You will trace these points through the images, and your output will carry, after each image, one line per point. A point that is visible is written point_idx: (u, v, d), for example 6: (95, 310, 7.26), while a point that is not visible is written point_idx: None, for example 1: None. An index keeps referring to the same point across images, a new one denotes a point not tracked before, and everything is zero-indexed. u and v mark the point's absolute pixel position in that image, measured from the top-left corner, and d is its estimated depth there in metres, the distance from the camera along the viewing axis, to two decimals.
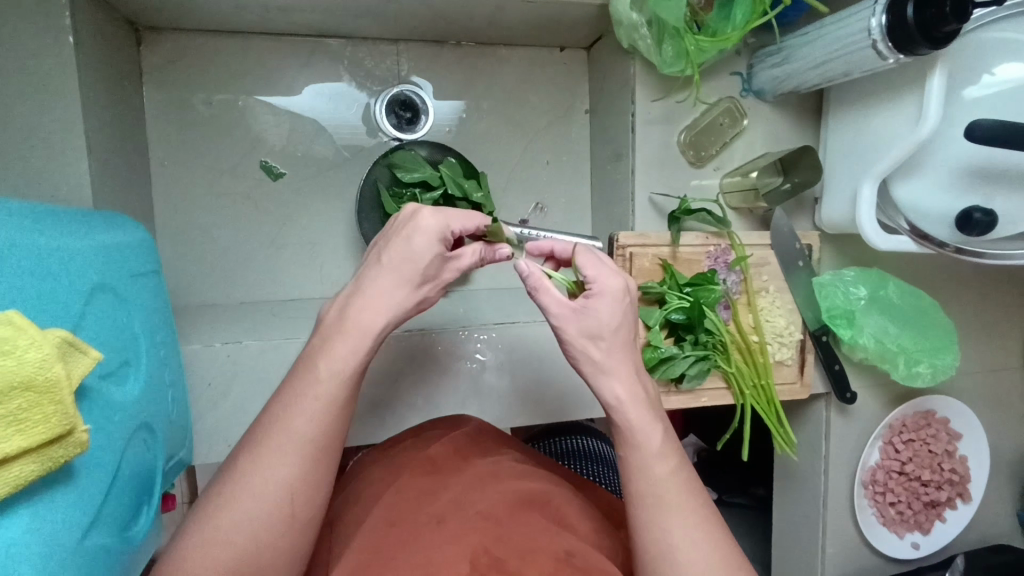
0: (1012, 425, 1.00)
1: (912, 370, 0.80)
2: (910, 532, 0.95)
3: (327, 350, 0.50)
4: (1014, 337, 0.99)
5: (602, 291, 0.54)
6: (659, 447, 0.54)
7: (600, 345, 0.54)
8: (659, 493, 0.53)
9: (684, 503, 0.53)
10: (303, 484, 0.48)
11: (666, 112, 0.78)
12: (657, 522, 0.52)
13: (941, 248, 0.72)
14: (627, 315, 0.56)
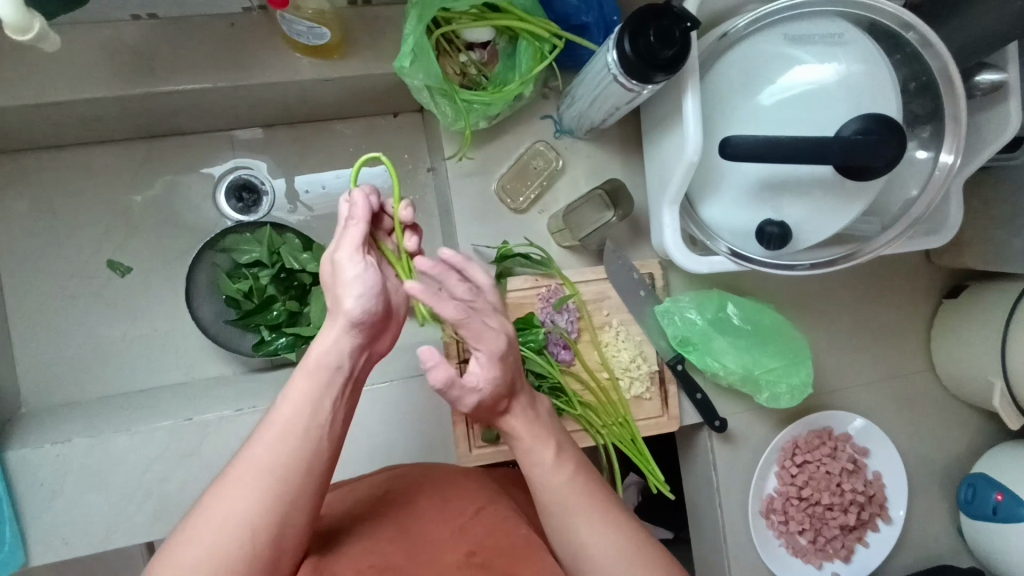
0: (934, 433, 0.93)
1: (771, 391, 0.77)
2: (830, 561, 0.88)
3: (294, 389, 0.51)
4: (915, 339, 0.93)
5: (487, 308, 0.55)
6: (551, 462, 0.59)
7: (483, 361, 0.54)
8: (562, 501, 0.58)
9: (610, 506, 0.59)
10: (270, 519, 0.47)
11: (481, 164, 0.80)
12: (569, 526, 0.58)
13: (756, 265, 0.69)
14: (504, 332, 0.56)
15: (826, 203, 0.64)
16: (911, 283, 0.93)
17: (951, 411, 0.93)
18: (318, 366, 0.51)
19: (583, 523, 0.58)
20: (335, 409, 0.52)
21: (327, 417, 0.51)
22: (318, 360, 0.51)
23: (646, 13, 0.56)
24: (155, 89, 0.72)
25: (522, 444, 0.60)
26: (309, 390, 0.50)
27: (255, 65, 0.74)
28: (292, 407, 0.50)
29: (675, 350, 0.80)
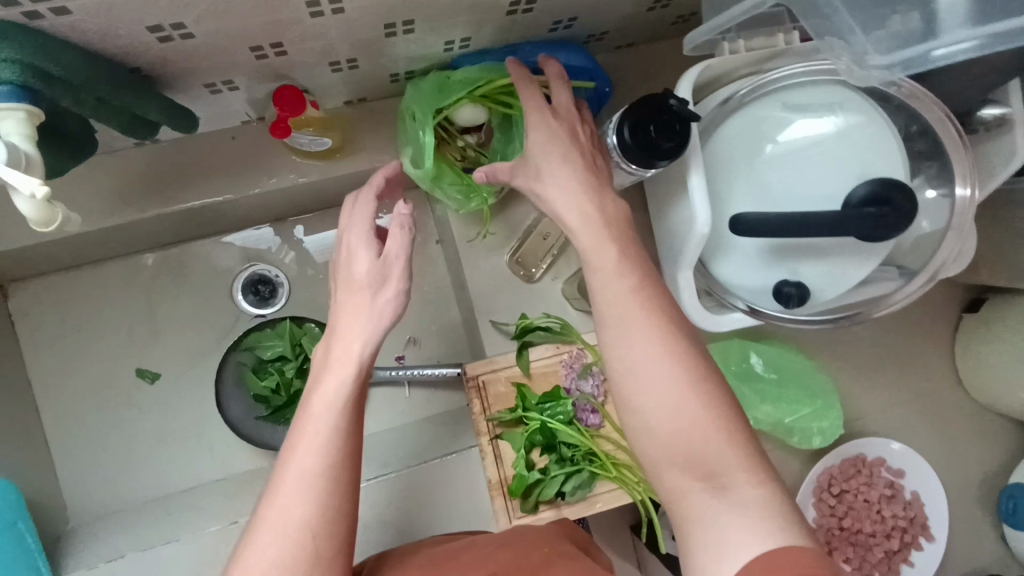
0: (967, 447, 0.93)
1: (804, 436, 0.77)
2: None
3: (320, 387, 0.53)
4: (937, 357, 0.93)
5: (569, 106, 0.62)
6: (622, 336, 0.51)
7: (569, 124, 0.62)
8: (628, 357, 0.51)
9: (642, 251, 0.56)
10: (332, 517, 0.49)
11: (489, 242, 0.84)
12: (654, 403, 0.49)
13: (776, 321, 0.70)
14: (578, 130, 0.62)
15: (841, 260, 0.65)
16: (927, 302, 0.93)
17: (981, 423, 0.93)
18: (347, 352, 0.53)
19: (642, 369, 0.50)
20: (362, 385, 0.53)
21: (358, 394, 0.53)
22: (348, 345, 0.54)
23: (644, 107, 0.57)
24: (167, 208, 0.74)
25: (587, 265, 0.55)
26: (336, 377, 0.53)
27: (261, 173, 0.75)
28: (325, 401, 0.52)
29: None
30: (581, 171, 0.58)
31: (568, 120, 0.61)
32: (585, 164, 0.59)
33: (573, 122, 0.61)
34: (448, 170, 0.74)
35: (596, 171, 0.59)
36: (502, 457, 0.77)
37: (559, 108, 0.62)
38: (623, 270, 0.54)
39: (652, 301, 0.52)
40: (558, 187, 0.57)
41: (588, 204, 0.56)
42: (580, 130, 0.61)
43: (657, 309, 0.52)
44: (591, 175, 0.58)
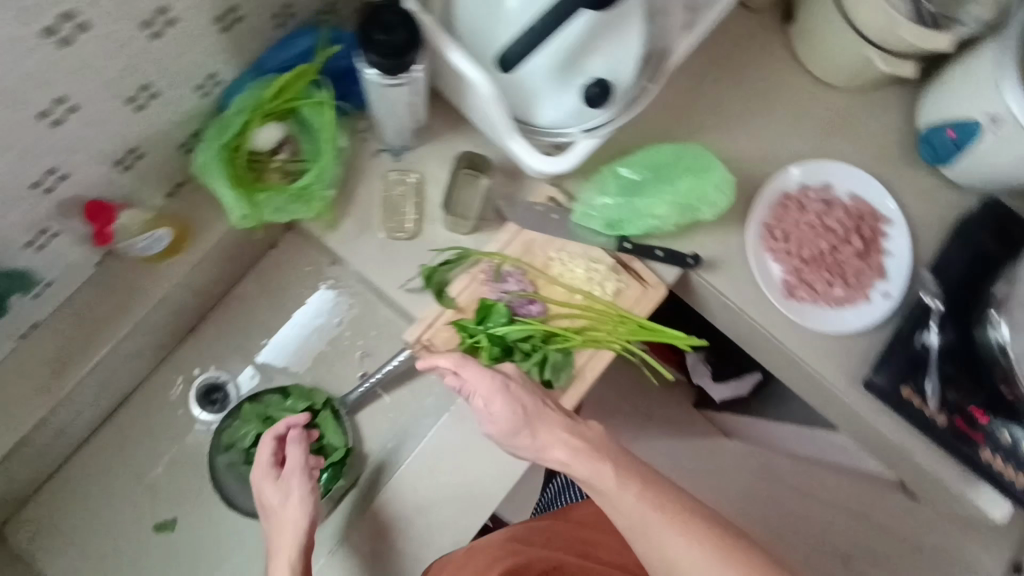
0: (867, 131, 0.96)
1: (705, 206, 0.83)
2: (872, 287, 0.91)
3: None
4: (794, 76, 0.96)
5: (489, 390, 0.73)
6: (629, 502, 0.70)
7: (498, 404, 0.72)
8: (638, 520, 0.70)
9: (542, 395, 0.75)
10: None
11: (359, 225, 0.85)
12: None
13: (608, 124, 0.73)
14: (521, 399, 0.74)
15: (613, 38, 0.68)
16: (754, 40, 0.96)
17: (866, 105, 0.96)
18: None
19: (688, 563, 0.68)
20: None
21: None
22: None
23: (362, 26, 0.64)
24: (78, 372, 0.78)
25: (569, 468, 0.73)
26: None
27: (135, 294, 0.79)
28: None
29: (612, 236, 0.84)
30: (526, 423, 0.73)
31: (485, 386, 0.73)
32: (531, 421, 0.73)
33: (512, 398, 0.73)
34: (274, 191, 0.77)
35: (535, 412, 0.74)
36: None
37: (485, 393, 0.73)
38: (554, 430, 0.73)
39: (581, 450, 0.73)
40: (506, 415, 0.72)
41: (533, 404, 0.74)
42: (505, 407, 0.72)
43: (595, 454, 0.73)
44: (528, 417, 0.73)
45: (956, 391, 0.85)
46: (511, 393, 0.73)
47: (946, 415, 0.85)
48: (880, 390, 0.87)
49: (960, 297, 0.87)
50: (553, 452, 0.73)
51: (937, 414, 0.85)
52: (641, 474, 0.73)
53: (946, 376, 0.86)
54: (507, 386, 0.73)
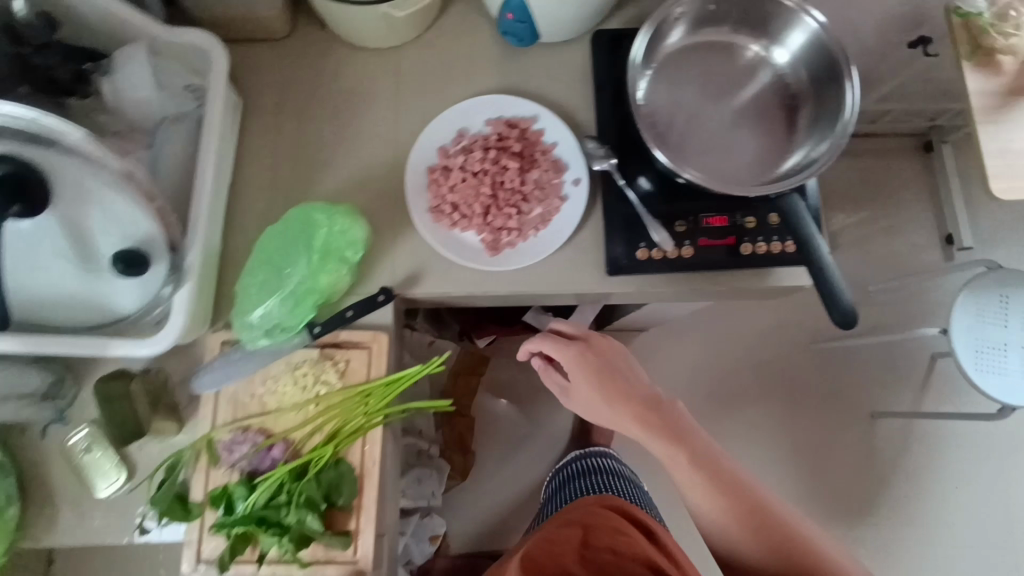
0: (462, 55, 0.91)
1: (350, 250, 0.78)
2: (559, 183, 0.88)
3: None
4: (365, 60, 0.91)
5: (573, 368, 0.86)
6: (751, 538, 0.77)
7: (577, 363, 0.86)
8: (728, 525, 0.78)
9: (631, 385, 0.85)
10: None
11: (81, 505, 0.78)
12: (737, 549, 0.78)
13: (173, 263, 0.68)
14: (578, 353, 0.87)
15: (88, 215, 0.62)
16: (308, 56, 0.90)
17: (444, 35, 0.91)
18: None
19: (720, 525, 0.78)
20: None
21: None
22: None
23: None
24: None
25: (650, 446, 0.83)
26: None
27: None
28: None
29: (300, 331, 0.79)
30: (592, 400, 0.86)
31: (568, 351, 0.87)
32: (581, 360, 0.86)
33: (587, 363, 0.86)
34: None
35: (608, 380, 0.85)
36: (280, 561, 0.75)
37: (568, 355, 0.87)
38: (626, 417, 0.83)
39: (626, 398, 0.83)
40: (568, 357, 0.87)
41: (595, 370, 0.86)
42: (585, 360, 0.86)
43: (655, 410, 0.83)
44: (603, 379, 0.85)
45: (680, 218, 0.83)
46: (582, 361, 0.86)
47: (688, 244, 0.82)
48: (624, 268, 0.83)
49: (622, 141, 0.85)
50: (578, 393, 0.88)
51: (680, 249, 0.82)
52: (701, 457, 0.80)
53: (661, 213, 0.83)
54: (599, 356, 0.87)
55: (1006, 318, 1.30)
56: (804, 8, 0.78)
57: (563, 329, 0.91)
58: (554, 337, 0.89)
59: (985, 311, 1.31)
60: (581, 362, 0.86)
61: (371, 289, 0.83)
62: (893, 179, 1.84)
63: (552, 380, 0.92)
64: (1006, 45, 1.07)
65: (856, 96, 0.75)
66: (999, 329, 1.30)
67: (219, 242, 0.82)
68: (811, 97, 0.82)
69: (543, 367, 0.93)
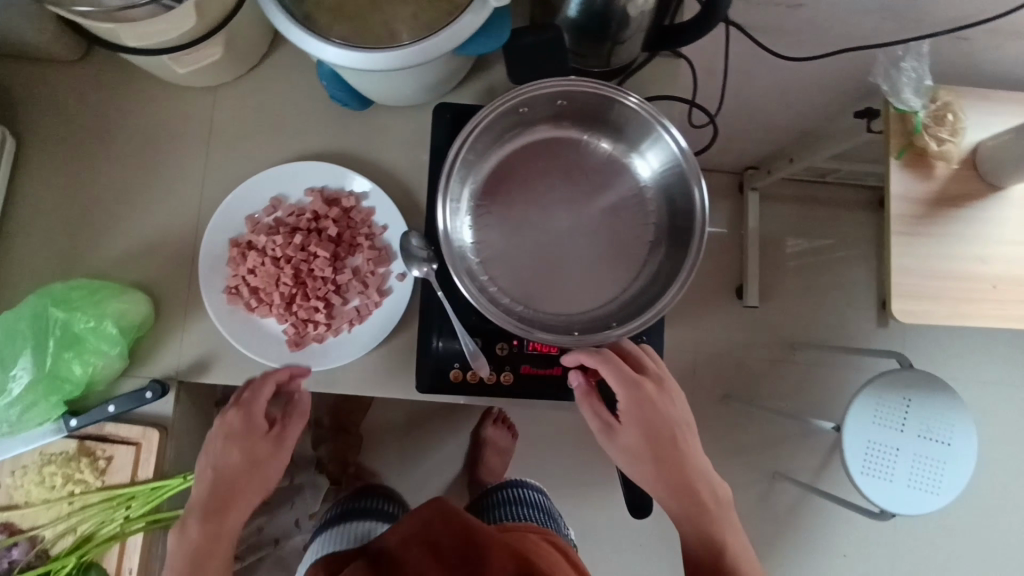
0: (289, 107, 0.78)
1: (105, 337, 0.67)
2: (382, 274, 0.77)
3: None
4: (173, 100, 0.78)
5: (636, 405, 0.67)
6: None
7: (644, 408, 0.67)
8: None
9: (686, 449, 0.69)
10: None
11: None
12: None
13: None
14: (658, 415, 0.68)
15: None
16: (105, 89, 0.77)
17: (270, 80, 0.79)
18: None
19: None
20: None
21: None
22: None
23: None
24: None
25: (693, 504, 0.68)
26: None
27: None
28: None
29: (55, 419, 0.69)
30: (631, 445, 0.68)
31: (622, 384, 0.66)
32: (634, 413, 0.67)
33: (651, 423, 0.68)
34: None
35: (668, 445, 0.68)
36: None
37: (627, 399, 0.67)
38: (665, 487, 0.68)
39: (666, 471, 0.68)
40: (603, 413, 0.68)
41: (662, 426, 0.68)
42: (652, 417, 0.68)
43: (690, 498, 0.68)
44: (649, 440, 0.68)
45: (502, 340, 0.73)
46: (631, 418, 0.67)
47: (507, 371, 0.72)
48: (434, 388, 0.73)
49: None
50: (620, 438, 0.68)
51: (498, 376, 0.72)
52: (717, 542, 0.68)
53: (482, 332, 0.73)
54: (661, 410, 0.68)
55: (903, 422, 1.24)
56: (657, 118, 0.66)
57: (631, 352, 0.69)
58: (620, 368, 0.66)
59: (883, 412, 1.25)
60: (641, 415, 0.67)
61: (151, 374, 0.74)
62: (843, 234, 1.67)
63: (596, 413, 0.68)
64: (939, 151, 0.97)
65: (702, 232, 0.66)
66: (893, 432, 1.24)
67: None
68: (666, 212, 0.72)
69: (581, 389, 0.68)
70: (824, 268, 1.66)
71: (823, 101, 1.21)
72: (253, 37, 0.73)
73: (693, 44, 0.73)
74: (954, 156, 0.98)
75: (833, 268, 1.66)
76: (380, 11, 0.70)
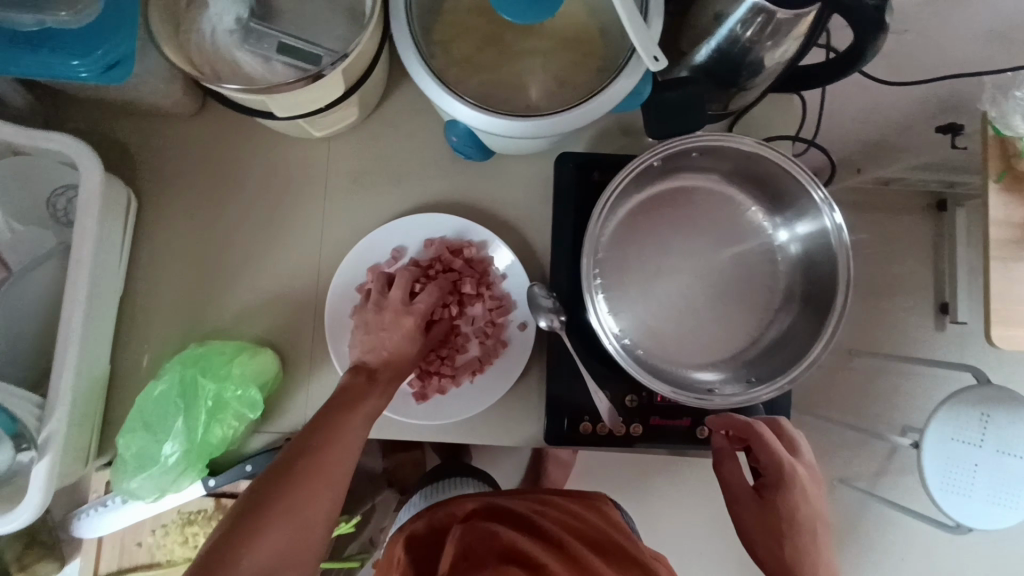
0: (404, 154, 0.77)
1: (253, 410, 0.68)
2: (504, 325, 0.76)
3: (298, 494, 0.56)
4: (289, 150, 0.77)
5: (782, 483, 0.68)
6: None
7: (793, 489, 0.67)
8: None
9: (817, 546, 0.66)
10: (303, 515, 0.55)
11: None
12: None
13: (41, 431, 0.61)
14: (809, 497, 0.67)
15: None
16: (220, 141, 0.76)
17: (385, 127, 0.77)
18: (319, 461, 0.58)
19: None
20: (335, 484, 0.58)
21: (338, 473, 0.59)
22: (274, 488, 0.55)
23: None
24: None
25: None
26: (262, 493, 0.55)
27: None
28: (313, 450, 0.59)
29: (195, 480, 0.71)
30: (763, 527, 0.68)
31: (772, 461, 0.68)
32: (773, 500, 0.68)
33: (792, 514, 0.67)
34: None
35: (805, 534, 0.67)
36: None
37: (771, 480, 0.69)
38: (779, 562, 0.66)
39: (796, 557, 0.66)
40: (742, 481, 0.70)
41: (807, 515, 0.67)
42: (794, 506, 0.67)
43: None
44: (786, 527, 0.67)
45: (631, 392, 0.73)
46: (775, 502, 0.68)
47: (637, 423, 0.73)
48: (562, 440, 0.73)
49: (575, 291, 0.74)
50: (749, 509, 0.69)
51: (627, 428, 0.72)
52: None
53: (611, 385, 0.73)
54: (806, 501, 0.67)
55: (982, 437, 1.24)
56: (828, 204, 0.64)
57: (788, 434, 0.71)
58: (772, 442, 0.68)
59: (962, 428, 1.25)
60: (783, 500, 0.67)
61: (282, 430, 0.74)
62: (904, 240, 1.65)
63: (737, 474, 0.70)
64: None
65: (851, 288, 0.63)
66: (971, 448, 1.24)
67: (105, 370, 0.71)
68: (798, 271, 0.71)
69: (725, 447, 0.71)
70: (884, 274, 1.65)
71: (905, 115, 1.19)
72: (375, 90, 0.72)
73: (835, 82, 0.70)
74: None
75: (893, 275, 1.65)
76: (511, 62, 0.68)
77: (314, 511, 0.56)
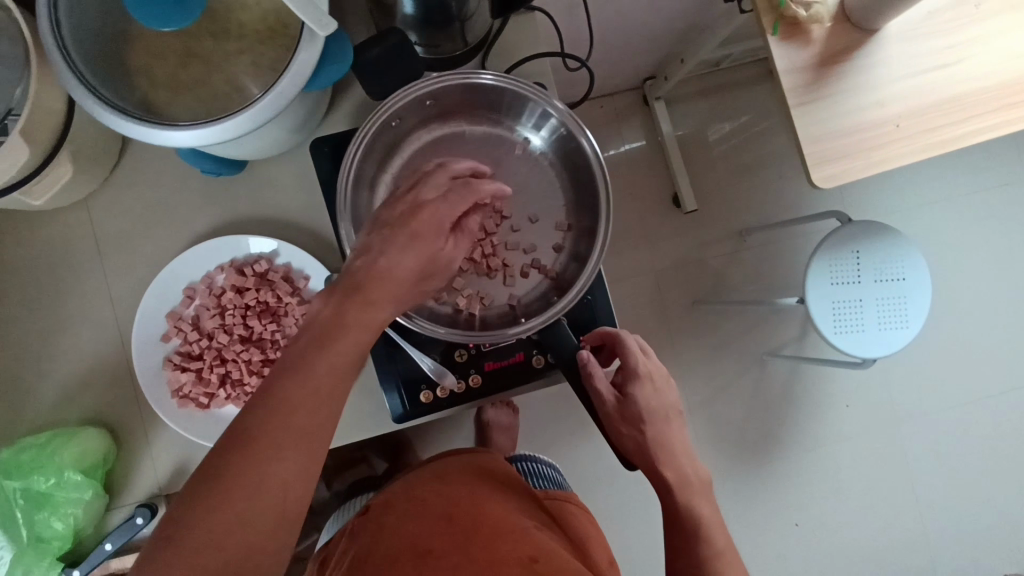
0: (167, 192, 0.75)
1: (73, 497, 0.71)
2: None
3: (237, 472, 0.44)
4: (46, 225, 0.74)
5: (637, 374, 0.67)
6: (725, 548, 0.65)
7: (645, 377, 0.67)
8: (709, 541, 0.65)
9: (672, 434, 0.67)
10: (269, 479, 0.44)
11: None
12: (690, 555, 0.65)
13: None
14: (660, 383, 0.68)
15: None
16: None
17: (138, 173, 0.75)
18: (287, 406, 0.46)
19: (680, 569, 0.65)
20: (328, 420, 0.47)
21: (335, 402, 0.48)
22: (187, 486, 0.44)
23: None
24: None
25: (664, 467, 0.66)
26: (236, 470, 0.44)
27: None
28: (306, 387, 0.47)
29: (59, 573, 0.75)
30: (624, 418, 0.67)
31: (628, 354, 0.67)
32: (631, 394, 0.67)
33: (646, 404, 0.66)
34: None
35: (661, 421, 0.67)
36: None
37: (625, 375, 0.67)
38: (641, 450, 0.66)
39: (654, 446, 0.66)
40: (604, 384, 0.68)
41: (661, 403, 0.67)
42: (648, 398, 0.67)
43: (664, 460, 0.66)
44: (644, 416, 0.66)
45: (459, 346, 0.73)
46: (630, 395, 0.67)
47: (474, 373, 0.73)
48: (409, 415, 0.73)
49: None
50: (609, 405, 0.67)
51: (466, 382, 0.73)
52: (687, 484, 0.66)
53: (438, 345, 0.73)
54: (657, 392, 0.67)
55: (857, 273, 1.30)
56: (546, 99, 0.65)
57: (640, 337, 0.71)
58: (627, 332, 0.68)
59: (837, 270, 1.30)
60: (639, 393, 0.66)
61: (133, 501, 0.74)
62: (755, 112, 1.69)
63: (597, 379, 0.67)
64: (808, 16, 0.99)
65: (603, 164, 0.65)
66: (852, 285, 1.29)
67: None
68: (567, 175, 0.72)
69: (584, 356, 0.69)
70: (747, 150, 1.69)
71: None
72: (100, 138, 0.70)
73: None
74: (825, 16, 1.00)
75: (754, 148, 1.69)
76: (218, 68, 0.64)
77: (274, 470, 0.45)
